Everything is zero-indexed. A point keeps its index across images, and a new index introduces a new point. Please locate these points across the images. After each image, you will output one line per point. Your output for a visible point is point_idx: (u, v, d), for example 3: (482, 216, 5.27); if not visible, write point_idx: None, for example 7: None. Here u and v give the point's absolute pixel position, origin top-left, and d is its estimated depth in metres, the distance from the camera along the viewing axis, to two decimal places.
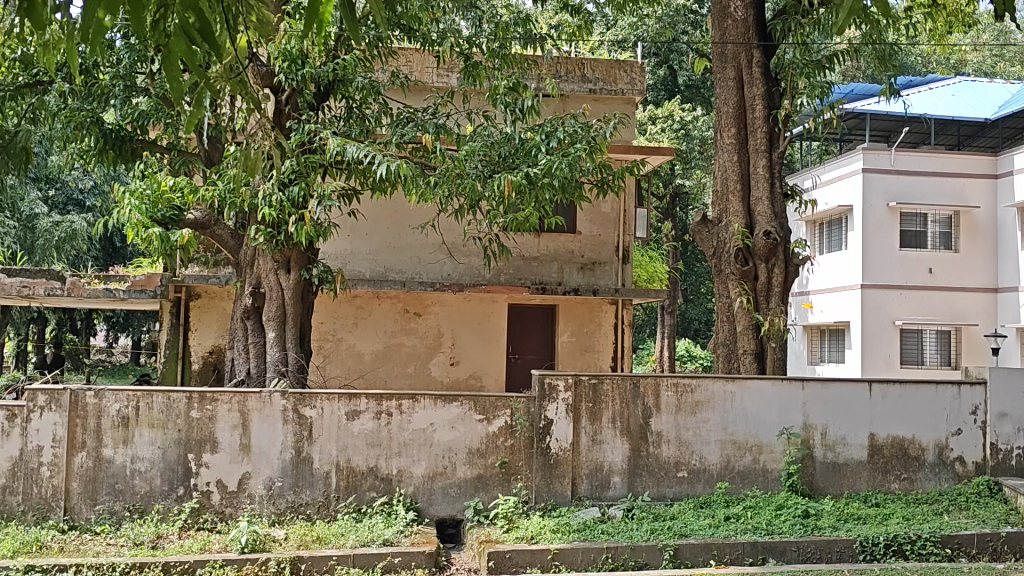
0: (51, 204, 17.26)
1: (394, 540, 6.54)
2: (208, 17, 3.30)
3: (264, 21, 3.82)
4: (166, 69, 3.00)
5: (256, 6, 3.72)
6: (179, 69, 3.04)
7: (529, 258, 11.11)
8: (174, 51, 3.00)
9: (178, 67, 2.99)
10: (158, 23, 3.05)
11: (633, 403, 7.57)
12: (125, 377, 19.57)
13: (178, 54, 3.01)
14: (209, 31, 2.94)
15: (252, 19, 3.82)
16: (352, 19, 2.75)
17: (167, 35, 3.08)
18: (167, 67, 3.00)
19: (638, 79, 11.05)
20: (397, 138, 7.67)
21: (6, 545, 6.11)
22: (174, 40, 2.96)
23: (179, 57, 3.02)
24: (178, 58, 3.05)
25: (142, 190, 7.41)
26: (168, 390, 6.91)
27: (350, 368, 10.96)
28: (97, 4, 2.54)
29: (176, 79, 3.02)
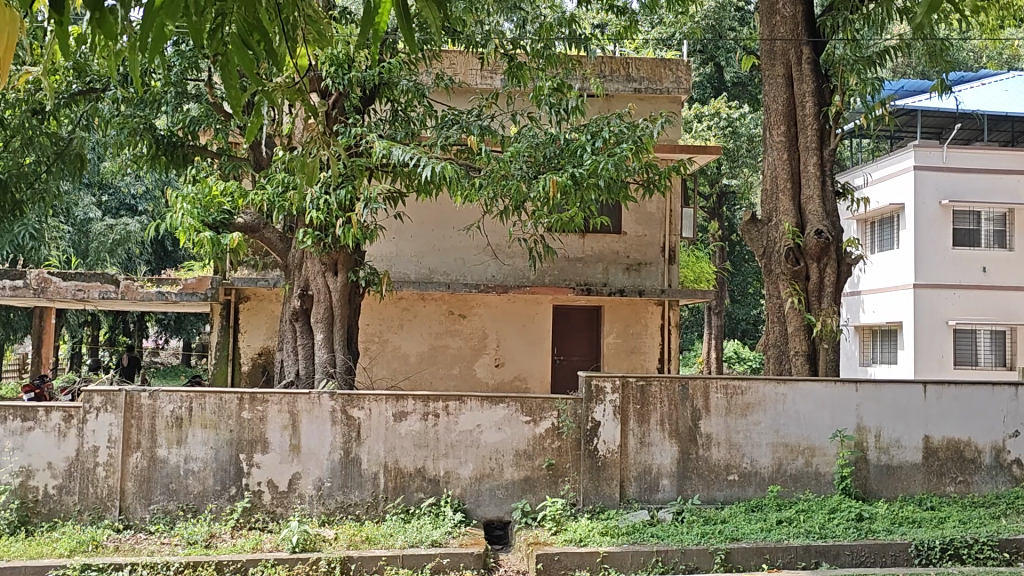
0: (105, 209, 17.65)
1: (442, 541, 6.56)
2: (265, 27, 3.33)
3: (320, 30, 3.86)
4: (225, 76, 3.03)
5: (310, 18, 3.78)
6: (237, 79, 3.08)
7: (574, 259, 11.08)
8: (233, 61, 3.04)
9: (237, 76, 3.03)
10: (216, 31, 3.08)
11: (682, 405, 7.51)
12: (178, 378, 19.97)
13: (236, 62, 3.05)
14: (267, 38, 2.96)
15: (308, 27, 3.87)
16: (410, 33, 2.75)
17: (226, 43, 3.12)
18: (225, 74, 3.04)
19: (683, 78, 10.95)
20: (442, 140, 7.69)
21: (64, 544, 6.25)
22: (232, 50, 3.00)
23: (237, 65, 3.05)
24: (235, 66, 3.09)
25: (194, 195, 7.56)
26: (221, 391, 7.03)
27: (396, 370, 11.02)
28: (159, 11, 2.57)
29: (234, 86, 3.07)
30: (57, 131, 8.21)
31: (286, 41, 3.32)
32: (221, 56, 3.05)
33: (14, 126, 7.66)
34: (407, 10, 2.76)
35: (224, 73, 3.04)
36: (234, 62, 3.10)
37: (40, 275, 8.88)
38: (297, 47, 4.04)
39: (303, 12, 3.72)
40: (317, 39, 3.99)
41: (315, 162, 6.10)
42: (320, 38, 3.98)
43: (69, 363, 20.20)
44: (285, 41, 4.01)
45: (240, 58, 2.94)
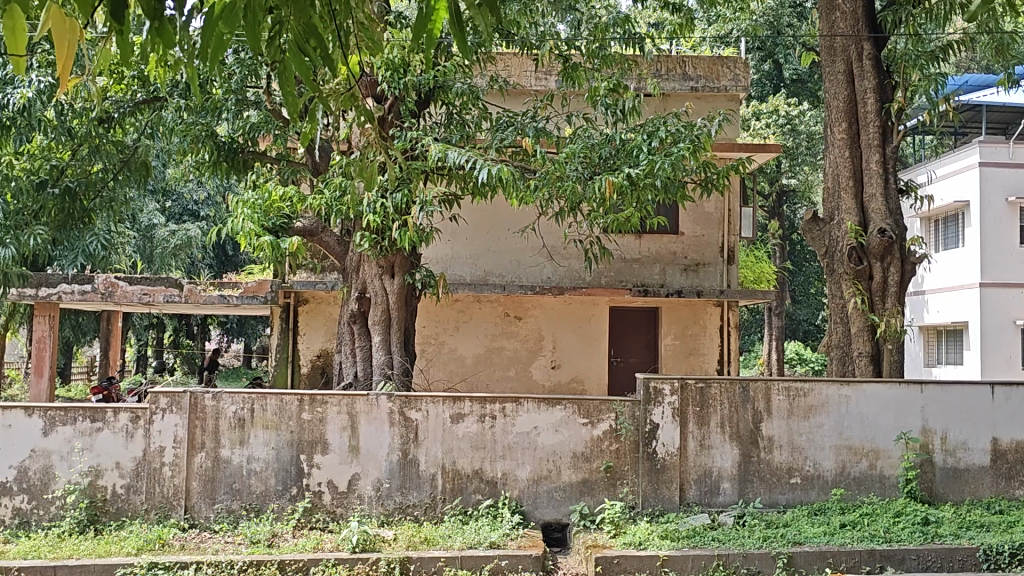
0: (168, 215, 18.09)
1: (500, 542, 6.57)
2: (320, 35, 3.38)
3: (374, 37, 3.87)
4: (282, 84, 3.08)
5: (364, 25, 3.80)
6: (293, 83, 3.12)
7: (630, 260, 11.01)
8: (289, 66, 3.08)
9: (294, 81, 3.07)
10: (272, 39, 3.13)
11: (743, 407, 7.40)
12: (240, 380, 20.32)
13: (293, 68, 3.09)
14: (322, 47, 3.00)
15: (362, 38, 3.88)
16: (462, 37, 2.75)
17: (283, 51, 3.17)
18: (282, 80, 3.08)
19: (742, 75, 10.81)
20: (497, 143, 7.68)
21: (131, 543, 6.40)
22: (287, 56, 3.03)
23: (294, 71, 3.10)
24: (291, 71, 3.13)
25: (254, 200, 7.69)
26: (281, 393, 7.13)
27: (453, 371, 11.07)
28: (218, 21, 2.62)
29: (291, 91, 3.10)
30: (122, 139, 8.40)
31: (341, 46, 3.36)
32: (278, 63, 3.09)
33: (82, 134, 7.88)
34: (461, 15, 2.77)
35: (282, 80, 3.09)
36: (291, 68, 3.13)
37: (108, 279, 9.04)
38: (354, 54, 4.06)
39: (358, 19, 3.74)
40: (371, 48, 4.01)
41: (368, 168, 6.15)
42: (374, 47, 4.00)
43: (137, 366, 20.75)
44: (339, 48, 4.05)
45: (296, 65, 2.97)
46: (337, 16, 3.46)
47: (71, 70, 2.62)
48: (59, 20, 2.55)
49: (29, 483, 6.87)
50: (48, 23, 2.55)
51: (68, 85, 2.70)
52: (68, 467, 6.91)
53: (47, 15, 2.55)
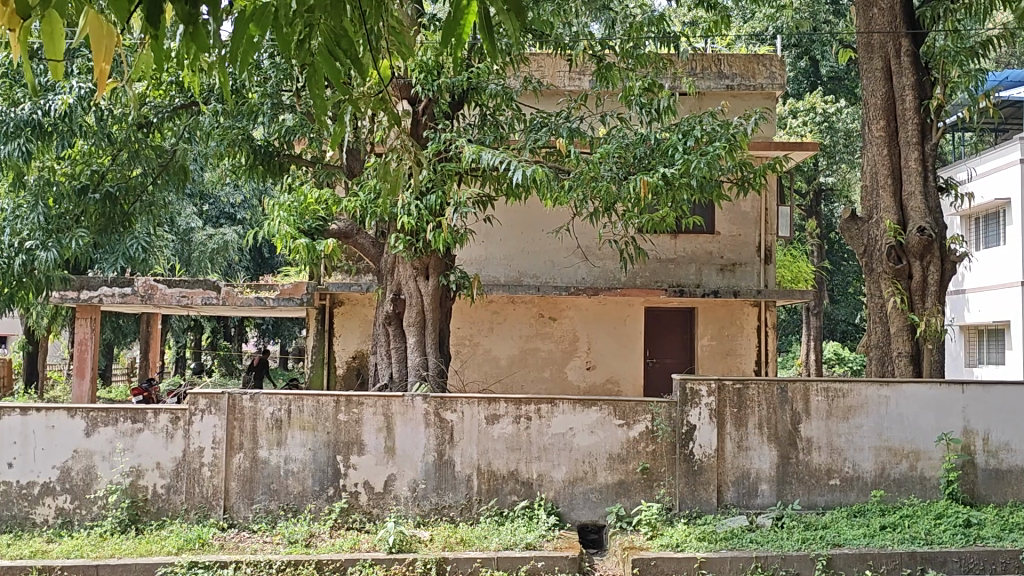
0: (206, 218, 18.31)
1: (536, 544, 6.57)
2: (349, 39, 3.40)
3: (403, 42, 3.88)
4: (312, 87, 3.10)
5: (394, 29, 3.80)
6: (322, 86, 3.12)
7: (665, 260, 10.95)
8: (319, 70, 3.09)
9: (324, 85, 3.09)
10: (303, 42, 3.15)
11: (781, 408, 7.32)
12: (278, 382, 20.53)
13: (323, 72, 3.10)
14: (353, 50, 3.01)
15: (391, 42, 3.89)
16: (491, 42, 2.76)
17: (314, 55, 3.19)
18: (312, 84, 3.10)
19: (778, 73, 10.72)
20: (531, 144, 7.68)
21: (171, 543, 6.49)
22: (318, 60, 3.04)
23: (324, 74, 3.11)
24: (321, 74, 3.14)
25: (290, 203, 7.77)
26: (318, 394, 7.18)
27: (487, 373, 11.08)
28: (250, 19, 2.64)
29: (320, 95, 3.12)
30: (160, 144, 8.48)
31: (370, 50, 3.37)
32: (307, 66, 3.10)
33: (121, 140, 7.98)
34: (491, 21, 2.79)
35: (312, 83, 3.10)
36: (320, 72, 3.14)
37: (147, 282, 9.19)
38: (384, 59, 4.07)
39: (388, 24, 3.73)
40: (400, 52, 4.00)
41: (396, 171, 6.17)
42: (403, 51, 3.99)
43: (177, 368, 21.06)
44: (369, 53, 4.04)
45: (326, 68, 2.98)
46: (366, 21, 3.47)
47: (108, 76, 2.66)
48: (96, 26, 2.60)
49: (72, 483, 6.98)
50: (85, 29, 2.60)
51: (105, 92, 2.75)
52: (110, 467, 7.01)
53: (85, 21, 2.60)
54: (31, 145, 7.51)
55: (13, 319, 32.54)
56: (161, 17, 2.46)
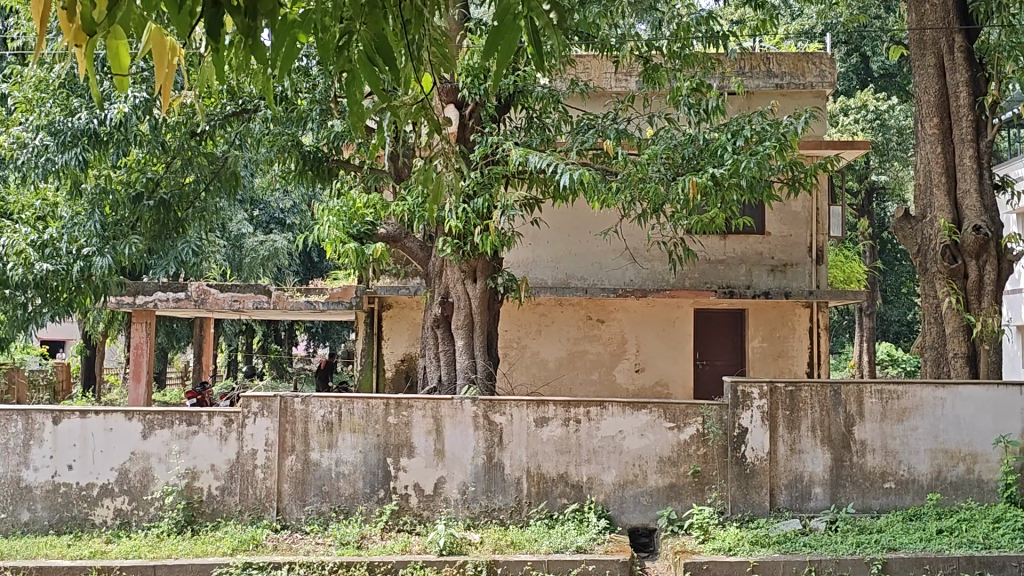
0: (257, 223, 18.60)
1: (587, 547, 6.56)
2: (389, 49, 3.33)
3: (445, 54, 3.77)
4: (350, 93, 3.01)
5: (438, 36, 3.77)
6: (362, 92, 3.03)
7: (714, 261, 10.86)
8: (358, 75, 3.01)
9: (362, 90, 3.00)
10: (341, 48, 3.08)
11: (834, 410, 7.22)
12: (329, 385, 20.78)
13: (363, 78, 3.02)
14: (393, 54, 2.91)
15: (432, 53, 3.78)
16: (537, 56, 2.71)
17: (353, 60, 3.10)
18: (350, 90, 3.00)
19: (828, 71, 10.56)
20: (578, 146, 7.67)
21: (226, 544, 6.60)
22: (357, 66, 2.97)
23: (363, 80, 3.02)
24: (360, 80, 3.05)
25: (339, 207, 7.89)
26: (368, 397, 7.24)
27: (536, 375, 11.09)
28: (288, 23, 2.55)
29: (357, 102, 3.03)
30: (212, 150, 8.59)
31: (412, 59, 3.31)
32: (346, 74, 3.01)
33: (175, 147, 8.13)
34: (536, 35, 2.75)
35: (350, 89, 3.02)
36: (359, 77, 3.04)
37: (200, 287, 9.34)
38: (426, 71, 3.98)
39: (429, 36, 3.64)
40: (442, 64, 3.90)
41: (437, 178, 6.13)
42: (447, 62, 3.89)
43: (230, 371, 21.42)
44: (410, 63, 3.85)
45: (365, 74, 2.90)
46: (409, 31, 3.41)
47: (170, 89, 2.68)
48: (158, 41, 2.63)
49: (130, 485, 7.11)
50: (149, 44, 2.64)
51: (166, 105, 2.77)
52: (166, 469, 7.14)
53: (149, 36, 2.64)
54: (88, 154, 7.71)
55: (73, 324, 33.41)
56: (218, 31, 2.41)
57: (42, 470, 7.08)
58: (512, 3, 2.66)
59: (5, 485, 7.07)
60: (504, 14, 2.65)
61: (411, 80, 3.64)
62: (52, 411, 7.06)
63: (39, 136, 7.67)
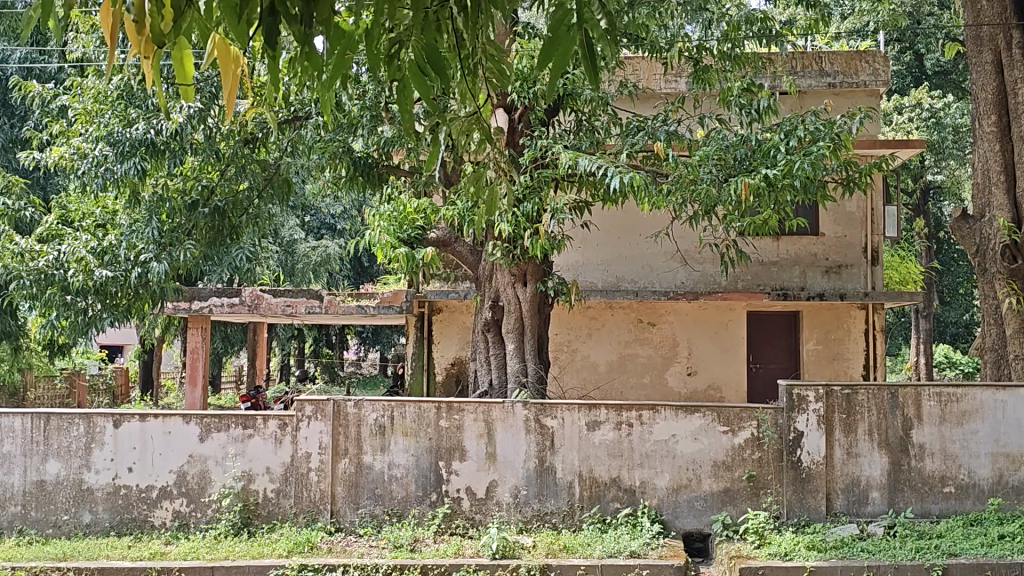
0: (309, 229, 18.88)
1: (641, 552, 6.53)
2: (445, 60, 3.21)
3: (500, 66, 3.59)
4: (400, 101, 2.89)
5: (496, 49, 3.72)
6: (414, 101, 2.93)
7: (768, 263, 10.74)
8: (410, 84, 2.88)
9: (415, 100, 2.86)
10: (394, 57, 2.99)
11: (892, 414, 7.09)
12: (380, 389, 20.97)
13: (413, 87, 2.91)
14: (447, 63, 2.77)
15: (488, 66, 3.60)
16: (592, 68, 2.45)
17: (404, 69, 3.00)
18: (402, 100, 2.89)
19: (881, 70, 10.39)
20: (629, 148, 7.62)
21: (282, 545, 6.68)
22: (410, 74, 2.85)
23: (414, 89, 2.90)
24: (413, 88, 2.94)
25: (389, 212, 7.99)
26: (419, 400, 7.27)
27: (586, 379, 11.05)
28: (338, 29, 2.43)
29: (409, 110, 2.93)
30: (264, 158, 8.72)
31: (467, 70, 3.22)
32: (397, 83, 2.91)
33: (229, 155, 8.28)
34: (592, 47, 2.43)
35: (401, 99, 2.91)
36: (412, 86, 2.93)
37: (254, 292, 9.50)
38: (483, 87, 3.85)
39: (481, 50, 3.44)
40: (497, 80, 3.76)
41: (491, 189, 6.09)
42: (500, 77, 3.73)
43: (284, 375, 21.76)
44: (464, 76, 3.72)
45: (417, 84, 2.78)
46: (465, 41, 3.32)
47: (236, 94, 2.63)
48: (222, 49, 2.62)
49: (188, 487, 7.23)
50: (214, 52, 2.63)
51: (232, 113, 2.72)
52: (223, 471, 7.24)
53: (214, 45, 2.63)
54: (145, 163, 7.90)
55: (133, 328, 34.40)
56: (275, 41, 2.34)
57: (104, 472, 7.21)
58: (568, 13, 2.37)
59: (67, 487, 7.21)
60: (558, 25, 2.35)
61: (466, 94, 3.55)
62: (113, 415, 7.20)
63: (99, 147, 7.89)
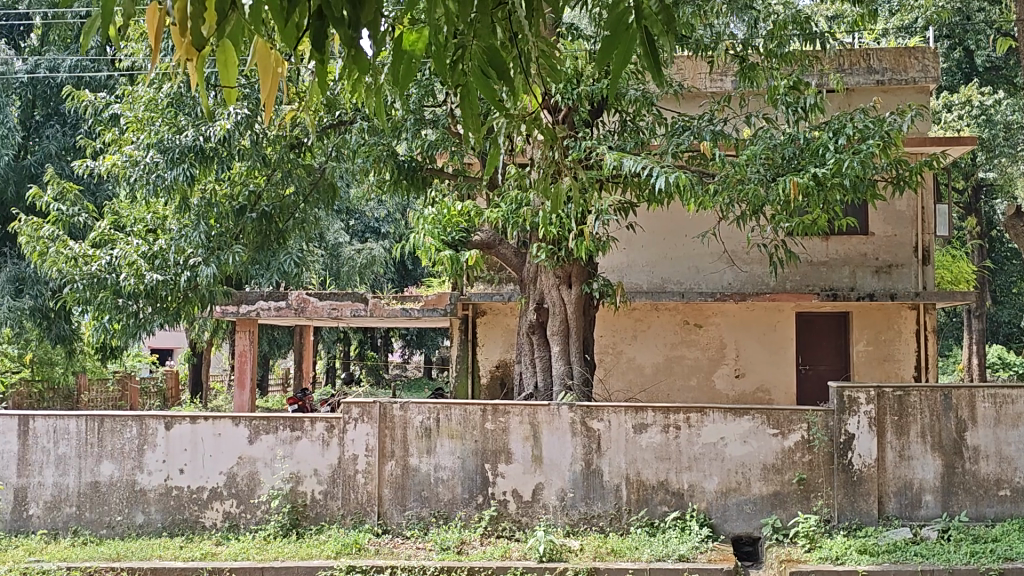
0: (353, 232, 19.04)
1: (690, 556, 6.48)
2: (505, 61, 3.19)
3: (553, 64, 3.55)
4: (465, 106, 2.88)
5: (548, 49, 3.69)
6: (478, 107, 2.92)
7: (817, 263, 10.59)
8: (473, 89, 2.86)
9: (479, 104, 2.84)
10: (457, 64, 2.99)
11: (945, 416, 6.95)
12: (424, 392, 21.04)
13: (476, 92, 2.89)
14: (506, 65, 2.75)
15: (542, 64, 3.56)
16: (653, 66, 2.40)
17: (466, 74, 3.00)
18: (465, 105, 2.89)
19: (931, 66, 10.19)
20: (674, 148, 7.55)
21: (330, 547, 6.73)
22: (473, 79, 2.83)
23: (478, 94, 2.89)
24: (476, 93, 2.91)
25: (434, 215, 8.02)
26: (465, 403, 7.28)
27: (631, 381, 10.99)
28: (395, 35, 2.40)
29: (473, 116, 2.92)
30: (310, 163, 8.78)
31: (524, 71, 3.20)
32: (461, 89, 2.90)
33: (275, 160, 8.37)
34: (653, 43, 2.38)
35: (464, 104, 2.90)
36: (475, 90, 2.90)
37: (300, 296, 9.62)
38: (537, 84, 3.81)
39: (535, 47, 3.38)
40: (550, 75, 3.69)
41: (557, 189, 6.05)
42: (553, 73, 3.65)
43: (329, 377, 22.02)
44: (518, 73, 3.68)
45: (482, 89, 2.78)
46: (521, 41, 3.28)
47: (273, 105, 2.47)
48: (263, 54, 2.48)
49: (237, 488, 7.31)
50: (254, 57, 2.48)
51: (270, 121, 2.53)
52: (271, 473, 7.30)
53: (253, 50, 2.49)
54: (194, 170, 8.01)
55: (182, 332, 35.08)
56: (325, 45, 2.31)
57: (156, 473, 7.33)
58: (626, 11, 2.34)
59: (121, 488, 7.33)
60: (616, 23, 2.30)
61: (519, 93, 3.53)
62: (165, 417, 7.31)
63: (150, 154, 8.00)
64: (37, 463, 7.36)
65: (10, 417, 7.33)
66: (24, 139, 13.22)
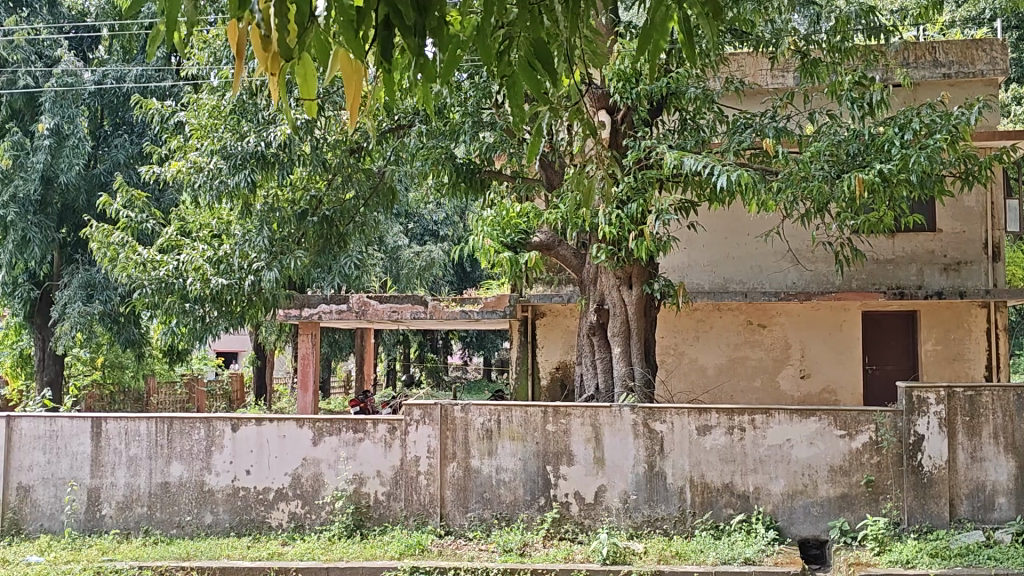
0: (411, 235, 19.21)
1: (755, 559, 6.39)
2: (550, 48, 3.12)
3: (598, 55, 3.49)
4: (510, 98, 2.87)
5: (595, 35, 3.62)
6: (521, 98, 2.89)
7: (883, 261, 10.37)
8: (517, 82, 2.86)
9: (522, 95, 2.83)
10: (503, 54, 2.93)
11: (1019, 416, 6.77)
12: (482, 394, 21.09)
13: (521, 85, 2.86)
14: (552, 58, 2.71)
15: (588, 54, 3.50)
16: None
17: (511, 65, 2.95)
18: (511, 98, 2.86)
19: (1000, 58, 9.91)
20: (736, 147, 7.48)
21: (394, 547, 6.78)
22: (519, 72, 2.79)
23: (523, 88, 2.86)
24: (520, 85, 2.88)
25: (493, 217, 8.04)
26: (526, 404, 7.28)
27: (693, 382, 10.88)
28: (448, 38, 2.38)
29: (518, 108, 2.89)
30: (371, 167, 8.87)
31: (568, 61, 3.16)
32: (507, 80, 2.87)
33: (335, 165, 8.47)
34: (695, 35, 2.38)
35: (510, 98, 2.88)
36: (519, 82, 2.94)
37: (361, 298, 9.73)
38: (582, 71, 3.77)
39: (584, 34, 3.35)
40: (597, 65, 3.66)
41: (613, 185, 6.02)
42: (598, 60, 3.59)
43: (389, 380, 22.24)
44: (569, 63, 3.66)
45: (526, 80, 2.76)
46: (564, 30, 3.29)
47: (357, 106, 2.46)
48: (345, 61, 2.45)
49: (303, 489, 7.41)
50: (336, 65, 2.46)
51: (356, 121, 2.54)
52: (336, 474, 7.39)
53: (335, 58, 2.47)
54: (255, 175, 8.16)
55: (245, 334, 35.73)
56: (393, 52, 2.25)
57: (224, 474, 7.46)
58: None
59: (190, 488, 7.47)
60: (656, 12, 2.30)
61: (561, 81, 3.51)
62: (231, 419, 7.46)
63: (214, 160, 8.18)
64: (110, 464, 7.55)
65: (84, 419, 7.53)
66: (94, 149, 13.66)
